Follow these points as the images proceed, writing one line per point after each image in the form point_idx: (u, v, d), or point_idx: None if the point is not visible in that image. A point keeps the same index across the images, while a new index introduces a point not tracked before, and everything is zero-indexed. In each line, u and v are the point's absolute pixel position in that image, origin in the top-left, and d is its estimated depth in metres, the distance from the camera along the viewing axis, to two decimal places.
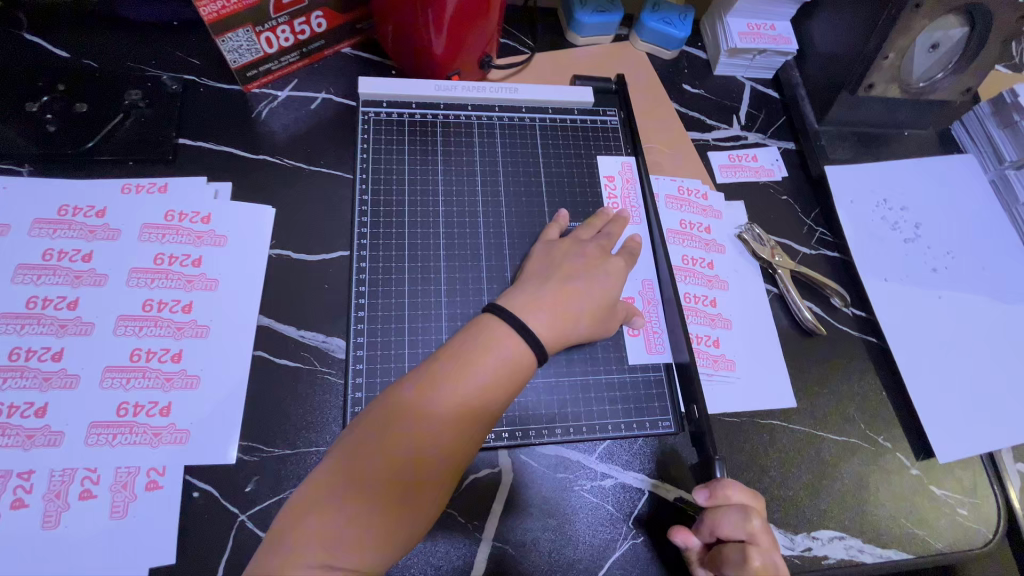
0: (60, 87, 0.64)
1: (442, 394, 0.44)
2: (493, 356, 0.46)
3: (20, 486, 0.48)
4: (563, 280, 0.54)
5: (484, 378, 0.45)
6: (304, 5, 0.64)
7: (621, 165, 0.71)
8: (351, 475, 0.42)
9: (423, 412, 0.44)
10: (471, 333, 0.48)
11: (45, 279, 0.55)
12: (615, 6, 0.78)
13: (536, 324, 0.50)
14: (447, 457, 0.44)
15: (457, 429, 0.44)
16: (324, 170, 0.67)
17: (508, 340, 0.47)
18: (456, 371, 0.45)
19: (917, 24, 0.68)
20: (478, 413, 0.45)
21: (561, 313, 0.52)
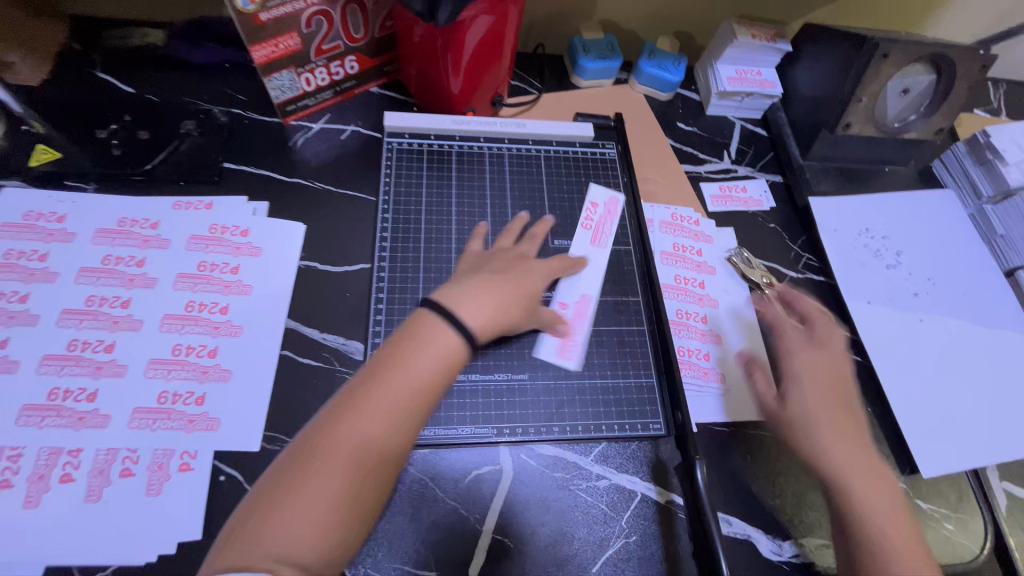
0: (126, 117, 0.74)
1: (377, 393, 0.48)
2: (427, 350, 0.50)
3: (68, 462, 0.53)
4: (488, 276, 0.58)
5: (418, 372, 0.49)
6: (340, 50, 0.74)
7: (609, 199, 0.76)
8: (301, 482, 0.44)
9: (364, 411, 0.47)
10: (405, 333, 0.51)
11: (103, 280, 0.62)
12: (615, 53, 0.87)
13: (468, 315, 0.53)
14: (389, 453, 0.47)
15: (396, 424, 0.47)
16: (350, 192, 0.75)
17: (442, 333, 0.51)
18: (392, 369, 0.49)
19: (885, 71, 0.76)
20: (417, 406, 0.49)
21: (488, 305, 0.55)
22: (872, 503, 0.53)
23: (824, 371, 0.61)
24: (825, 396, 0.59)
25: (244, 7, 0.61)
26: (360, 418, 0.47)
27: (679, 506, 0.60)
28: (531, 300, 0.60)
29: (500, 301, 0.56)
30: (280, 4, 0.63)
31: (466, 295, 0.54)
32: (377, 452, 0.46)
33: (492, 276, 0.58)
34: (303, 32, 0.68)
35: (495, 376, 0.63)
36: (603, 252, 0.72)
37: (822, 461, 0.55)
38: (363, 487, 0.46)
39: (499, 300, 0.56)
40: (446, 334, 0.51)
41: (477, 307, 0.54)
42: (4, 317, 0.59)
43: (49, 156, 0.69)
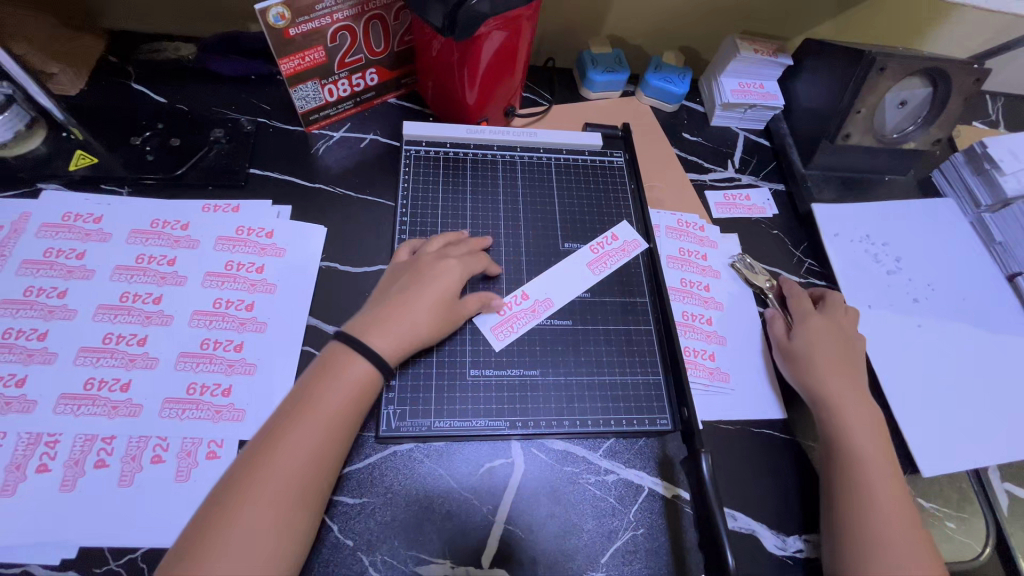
0: (159, 125, 0.78)
1: (298, 427, 0.51)
2: (347, 382, 0.54)
3: (102, 449, 0.56)
4: (394, 297, 0.61)
5: (336, 402, 0.53)
6: (361, 63, 0.78)
7: (632, 242, 0.76)
8: (229, 522, 0.46)
9: (286, 445, 0.50)
10: (322, 369, 0.55)
11: (136, 278, 0.66)
12: (622, 66, 0.91)
13: (379, 341, 0.57)
14: (315, 482, 0.50)
15: (320, 450, 0.51)
16: (369, 197, 0.78)
17: (359, 363, 0.55)
18: (312, 404, 0.52)
19: (883, 84, 0.79)
20: (336, 435, 0.52)
21: (395, 328, 0.59)
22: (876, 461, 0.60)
23: (836, 334, 0.70)
24: (838, 361, 0.67)
25: (275, 22, 0.65)
26: (283, 455, 0.49)
27: (685, 501, 0.62)
28: (444, 303, 0.62)
29: (410, 316, 0.60)
30: (308, 21, 0.67)
31: (373, 323, 0.58)
32: (303, 484, 0.49)
33: (400, 295, 0.61)
34: (328, 46, 0.72)
35: (507, 372, 0.65)
36: (594, 278, 0.73)
37: (843, 430, 0.62)
38: (302, 504, 0.49)
39: (409, 309, 0.60)
40: (361, 364, 0.55)
41: (387, 331, 0.58)
42: (44, 312, 0.62)
43: (87, 161, 0.73)
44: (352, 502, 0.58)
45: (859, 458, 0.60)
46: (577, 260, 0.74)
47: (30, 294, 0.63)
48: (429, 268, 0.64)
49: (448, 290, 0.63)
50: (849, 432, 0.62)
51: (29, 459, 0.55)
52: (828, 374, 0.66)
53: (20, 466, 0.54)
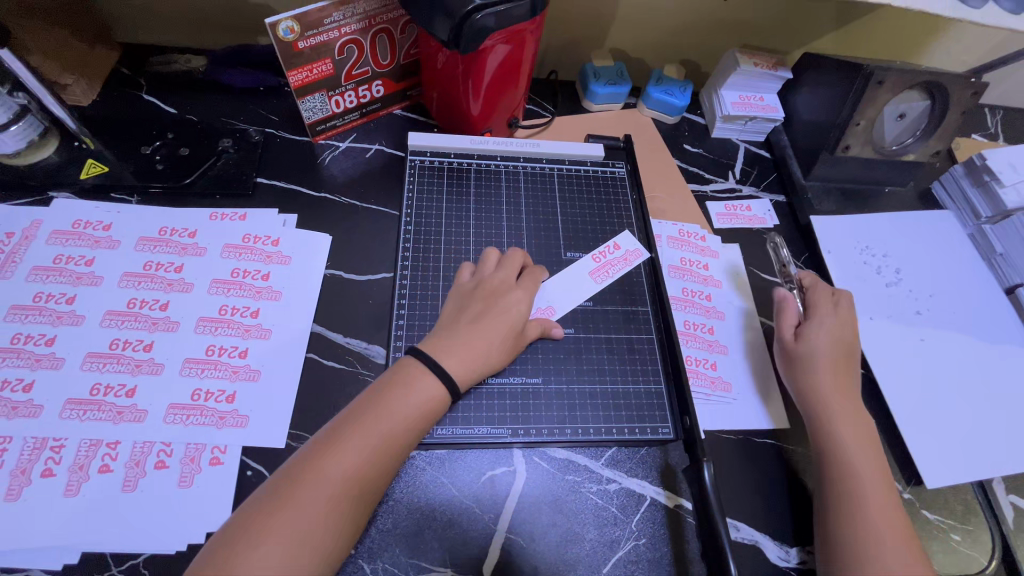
0: (169, 135, 0.79)
1: (357, 436, 0.50)
2: (414, 398, 0.53)
3: (107, 454, 0.56)
4: (469, 322, 0.60)
5: (400, 417, 0.52)
6: (368, 75, 0.79)
7: (635, 252, 0.77)
8: (270, 524, 0.45)
9: (342, 455, 0.49)
10: (391, 380, 0.54)
11: (144, 284, 0.66)
12: (624, 79, 0.92)
13: (454, 364, 0.56)
14: (362, 498, 0.49)
15: (375, 462, 0.50)
16: (373, 206, 0.79)
17: (430, 381, 0.54)
18: (376, 415, 0.51)
19: (882, 97, 0.80)
20: (394, 451, 0.51)
21: (470, 354, 0.58)
22: (860, 468, 0.59)
23: (845, 337, 0.69)
24: (841, 367, 0.66)
25: (285, 36, 0.67)
26: (338, 464, 0.48)
27: (688, 511, 0.62)
28: (514, 331, 0.61)
29: (485, 342, 0.59)
30: (317, 34, 0.69)
31: (450, 346, 0.57)
32: (351, 500, 0.48)
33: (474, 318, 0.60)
34: (336, 58, 0.73)
35: (510, 379, 0.65)
36: (597, 287, 0.73)
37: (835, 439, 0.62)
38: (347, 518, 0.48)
39: (484, 334, 0.59)
40: (431, 383, 0.54)
41: (461, 356, 0.57)
42: (52, 317, 0.63)
43: (98, 170, 0.74)
44: None
45: (842, 463, 0.60)
46: (579, 268, 0.75)
47: (39, 299, 0.64)
48: (494, 290, 0.63)
49: (517, 319, 0.62)
50: (834, 440, 0.61)
51: (34, 464, 0.55)
52: (826, 379, 0.65)
53: (25, 471, 0.55)
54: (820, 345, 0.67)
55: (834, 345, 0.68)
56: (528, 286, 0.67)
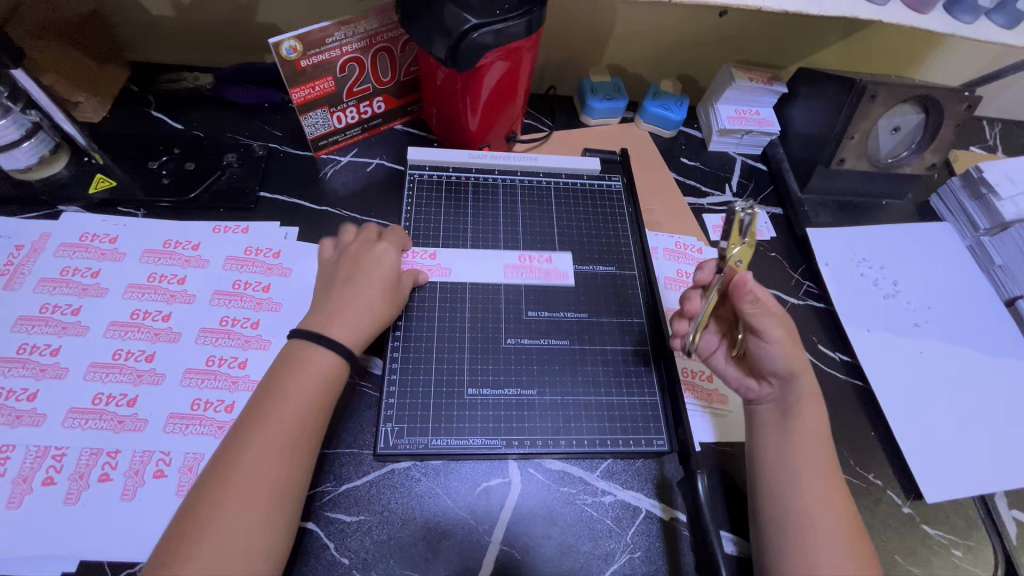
0: (175, 150, 0.81)
1: (259, 426, 0.52)
2: (310, 377, 0.55)
3: (107, 462, 0.57)
4: (342, 289, 0.62)
5: (298, 397, 0.54)
6: (369, 92, 0.81)
7: (561, 274, 0.76)
8: (200, 531, 0.46)
9: (248, 445, 0.51)
10: (283, 368, 0.56)
11: (148, 296, 0.68)
12: (621, 94, 0.94)
13: (338, 331, 0.59)
14: (286, 484, 0.51)
15: (283, 446, 0.51)
16: (373, 219, 0.81)
17: (318, 357, 0.57)
18: (273, 402, 0.53)
19: (875, 110, 0.81)
20: (301, 431, 0.53)
21: (351, 313, 0.61)
22: (812, 468, 0.56)
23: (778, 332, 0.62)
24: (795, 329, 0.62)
25: (287, 55, 0.69)
26: (251, 454, 0.50)
27: (683, 524, 0.62)
28: (387, 285, 0.65)
29: (363, 300, 0.62)
30: (319, 53, 0.71)
31: (332, 311, 0.61)
32: (271, 484, 0.50)
33: (348, 280, 0.64)
34: (337, 76, 0.75)
35: (504, 391, 0.66)
36: (501, 278, 0.74)
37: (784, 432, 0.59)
38: (272, 504, 0.49)
39: (360, 291, 0.62)
40: (322, 357, 0.57)
41: (345, 319, 0.60)
42: (58, 328, 0.64)
43: (106, 185, 0.76)
44: (349, 520, 0.58)
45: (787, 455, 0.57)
46: (490, 259, 0.76)
47: (46, 310, 0.65)
48: (369, 257, 0.66)
49: (389, 275, 0.65)
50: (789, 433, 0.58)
51: (36, 472, 0.56)
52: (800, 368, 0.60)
53: (27, 479, 0.56)
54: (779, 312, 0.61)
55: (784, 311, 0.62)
56: (393, 242, 0.70)
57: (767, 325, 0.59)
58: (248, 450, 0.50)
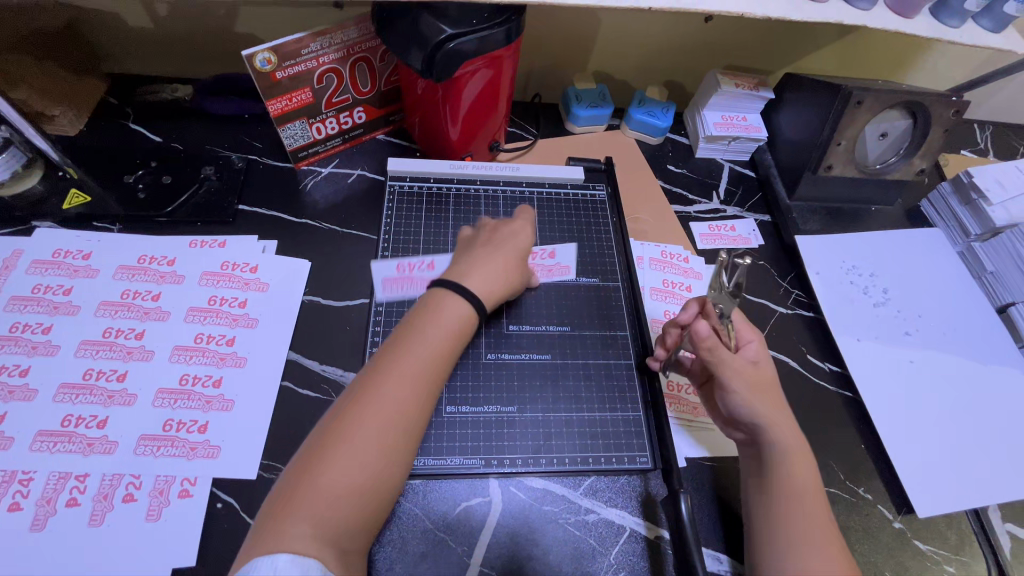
0: (152, 163, 0.80)
1: (397, 367, 0.50)
2: (443, 325, 0.54)
3: (75, 487, 0.56)
4: (483, 251, 0.62)
5: (437, 338, 0.53)
6: (348, 103, 0.80)
7: (563, 267, 0.76)
8: (328, 465, 0.46)
9: (386, 384, 0.49)
10: (419, 315, 0.55)
11: (121, 313, 0.67)
12: (606, 102, 0.93)
13: (473, 285, 0.58)
14: (414, 424, 0.50)
15: (417, 386, 0.50)
16: (353, 232, 0.79)
17: (450, 308, 0.55)
18: (409, 339, 0.53)
19: (861, 116, 0.80)
20: (432, 377, 0.52)
21: (501, 274, 0.61)
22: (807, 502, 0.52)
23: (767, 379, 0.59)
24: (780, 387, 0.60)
25: (262, 66, 0.68)
26: (389, 392, 0.49)
27: (667, 542, 0.60)
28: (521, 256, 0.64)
29: (501, 269, 0.61)
30: (294, 64, 0.70)
31: (467, 266, 0.60)
32: (402, 424, 0.49)
33: (488, 249, 0.63)
34: (315, 87, 0.74)
35: (484, 408, 0.64)
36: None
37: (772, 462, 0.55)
38: (400, 442, 0.48)
39: (505, 263, 0.62)
40: (456, 309, 0.55)
41: (481, 278, 0.59)
42: (27, 348, 0.63)
43: (80, 200, 0.75)
44: None
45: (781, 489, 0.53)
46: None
47: (16, 329, 0.64)
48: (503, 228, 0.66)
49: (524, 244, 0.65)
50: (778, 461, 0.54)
51: (2, 497, 0.55)
52: (786, 422, 0.56)
53: None
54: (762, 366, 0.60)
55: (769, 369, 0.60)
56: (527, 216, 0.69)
57: (728, 376, 0.58)
58: (386, 387, 0.49)
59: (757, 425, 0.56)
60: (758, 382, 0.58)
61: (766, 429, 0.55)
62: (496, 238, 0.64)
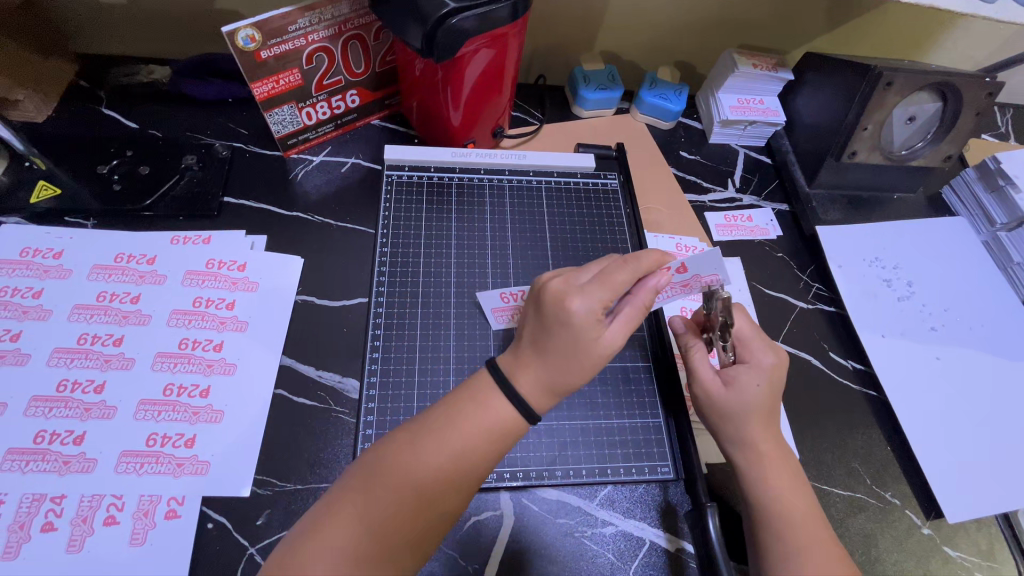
0: (128, 153, 0.74)
1: (428, 448, 0.45)
2: (485, 415, 0.47)
3: (52, 509, 0.51)
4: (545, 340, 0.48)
5: (481, 426, 0.46)
6: (341, 85, 0.74)
7: (709, 274, 0.54)
8: (341, 532, 0.42)
9: (411, 464, 0.44)
10: (465, 395, 0.48)
11: (96, 317, 0.61)
12: (615, 83, 0.87)
13: (526, 383, 0.48)
14: (443, 509, 0.45)
15: (452, 470, 0.45)
16: (349, 225, 0.74)
17: (498, 400, 0.48)
18: (451, 417, 0.47)
19: (889, 100, 0.76)
20: (464, 470, 0.45)
21: (558, 383, 0.48)
22: (803, 535, 0.49)
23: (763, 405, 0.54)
24: (775, 410, 0.55)
25: (245, 45, 0.62)
26: (411, 473, 0.44)
27: (689, 555, 0.57)
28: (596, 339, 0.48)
29: (553, 374, 0.48)
30: (280, 43, 0.64)
31: (524, 355, 0.49)
32: (427, 506, 0.44)
33: (539, 343, 0.49)
34: (304, 68, 0.68)
35: None
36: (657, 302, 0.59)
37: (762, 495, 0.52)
38: (424, 523, 0.44)
39: (562, 367, 0.48)
40: (503, 406, 0.47)
41: (534, 373, 0.48)
42: None
43: (50, 193, 0.69)
44: None
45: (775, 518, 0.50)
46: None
47: None
48: (551, 307, 0.49)
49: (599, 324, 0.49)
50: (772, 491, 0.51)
51: None
52: (759, 435, 0.54)
53: None
54: (750, 391, 0.55)
55: (767, 394, 0.55)
56: (604, 285, 0.49)
57: (696, 383, 0.57)
58: (409, 469, 0.44)
59: (724, 441, 0.55)
60: (734, 402, 0.54)
61: (735, 444, 0.54)
62: (549, 325, 0.48)
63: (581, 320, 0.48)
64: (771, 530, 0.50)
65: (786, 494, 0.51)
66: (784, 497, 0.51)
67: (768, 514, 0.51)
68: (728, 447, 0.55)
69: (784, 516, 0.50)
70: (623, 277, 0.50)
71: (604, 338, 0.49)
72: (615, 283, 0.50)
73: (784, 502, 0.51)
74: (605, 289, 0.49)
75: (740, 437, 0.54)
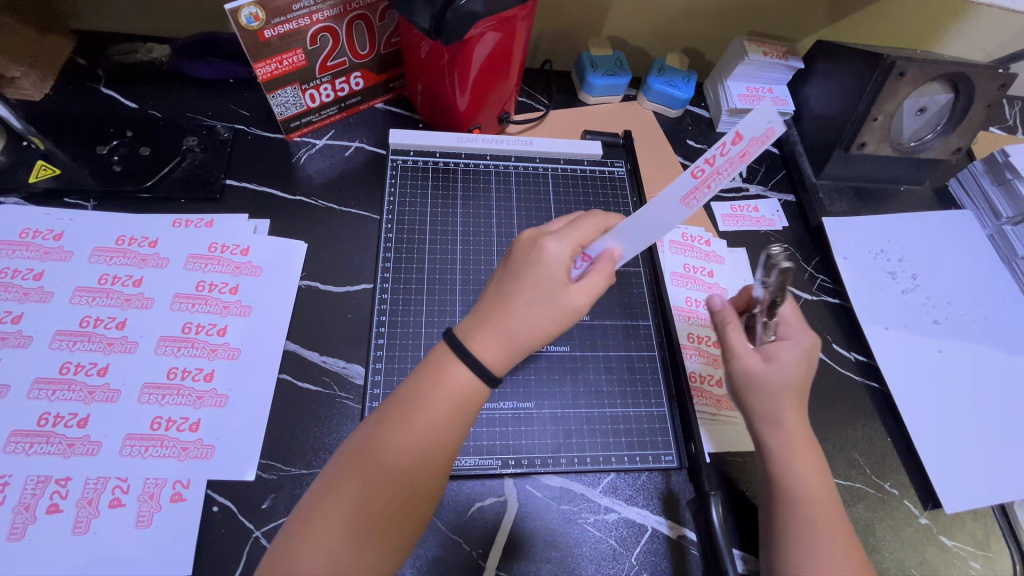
0: (128, 133, 0.73)
1: (399, 429, 0.45)
2: (450, 387, 0.46)
3: (56, 491, 0.51)
4: (504, 303, 0.48)
5: (447, 394, 0.46)
6: (345, 67, 0.72)
7: (764, 131, 0.47)
8: (333, 515, 0.43)
9: (388, 443, 0.45)
10: (426, 370, 0.47)
11: (98, 300, 0.61)
12: (624, 69, 0.86)
13: (484, 350, 0.47)
14: (431, 477, 0.45)
15: (428, 443, 0.45)
16: (353, 210, 0.73)
17: (460, 370, 0.46)
18: (416, 398, 0.46)
19: (900, 91, 0.75)
20: (437, 441, 0.45)
21: (505, 341, 0.47)
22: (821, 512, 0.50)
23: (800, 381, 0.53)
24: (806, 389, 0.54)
25: (248, 23, 0.60)
26: (385, 453, 0.44)
27: (691, 542, 0.57)
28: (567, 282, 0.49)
29: (504, 334, 0.47)
30: (284, 22, 0.62)
31: (483, 327, 0.47)
32: (414, 480, 0.45)
33: (502, 314, 0.48)
34: (308, 48, 0.67)
35: (502, 405, 0.60)
36: (686, 214, 0.52)
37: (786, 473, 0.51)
38: (418, 494, 0.45)
39: (514, 327, 0.47)
40: (462, 376, 0.46)
41: (490, 340, 0.47)
42: None
43: (48, 172, 0.68)
44: None
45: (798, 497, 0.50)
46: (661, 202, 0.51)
47: None
48: (524, 251, 0.50)
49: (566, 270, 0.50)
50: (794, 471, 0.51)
51: None
52: (790, 416, 0.53)
53: None
54: (793, 368, 0.53)
55: (806, 371, 0.54)
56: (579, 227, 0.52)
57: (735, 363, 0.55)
58: (386, 447, 0.44)
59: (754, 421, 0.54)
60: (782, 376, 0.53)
61: (769, 425, 0.53)
62: (518, 267, 0.49)
63: (550, 259, 0.49)
64: (790, 520, 0.50)
65: (811, 481, 0.51)
66: (807, 480, 0.51)
67: (792, 496, 0.50)
68: (758, 427, 0.54)
69: (807, 497, 0.50)
70: (592, 224, 0.53)
71: (573, 286, 0.49)
72: (585, 228, 0.53)
73: (807, 484, 0.51)
74: (577, 233, 0.52)
75: (772, 418, 0.53)
